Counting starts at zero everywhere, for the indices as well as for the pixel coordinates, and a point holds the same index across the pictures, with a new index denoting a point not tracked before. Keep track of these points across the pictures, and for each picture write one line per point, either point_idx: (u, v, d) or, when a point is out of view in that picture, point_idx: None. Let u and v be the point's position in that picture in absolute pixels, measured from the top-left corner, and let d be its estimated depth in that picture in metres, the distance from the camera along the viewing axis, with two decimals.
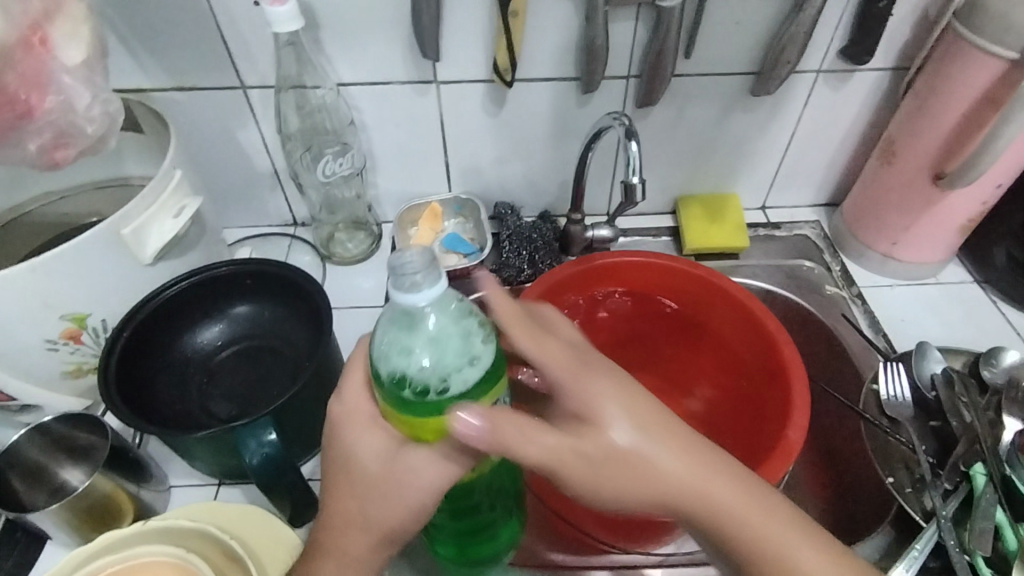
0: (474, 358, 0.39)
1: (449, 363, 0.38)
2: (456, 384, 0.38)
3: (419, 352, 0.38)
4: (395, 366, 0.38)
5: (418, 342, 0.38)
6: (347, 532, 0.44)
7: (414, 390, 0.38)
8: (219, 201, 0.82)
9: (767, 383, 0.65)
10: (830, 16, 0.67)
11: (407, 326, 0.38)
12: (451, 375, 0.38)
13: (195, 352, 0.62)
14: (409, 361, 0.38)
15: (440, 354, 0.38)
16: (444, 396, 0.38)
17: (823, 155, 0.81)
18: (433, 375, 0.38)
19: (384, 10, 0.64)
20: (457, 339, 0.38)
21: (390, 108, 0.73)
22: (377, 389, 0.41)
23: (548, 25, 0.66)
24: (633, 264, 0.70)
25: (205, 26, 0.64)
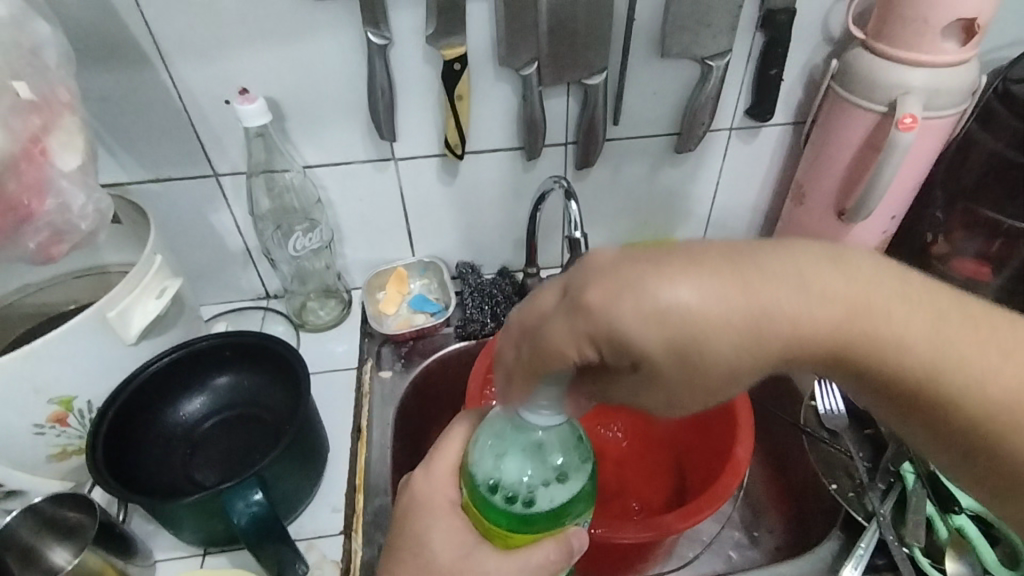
0: (562, 480, 0.46)
1: (541, 481, 0.45)
2: (542, 500, 0.45)
3: (519, 466, 0.45)
4: (494, 471, 0.46)
5: (520, 456, 0.45)
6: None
7: (506, 498, 0.45)
8: (194, 280, 0.86)
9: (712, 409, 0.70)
10: (732, 84, 0.77)
11: (513, 439, 0.46)
12: (540, 491, 0.45)
13: (179, 426, 0.65)
14: (508, 472, 0.45)
15: (536, 474, 0.45)
16: (531, 507, 0.45)
17: (747, 200, 0.91)
18: (527, 488, 0.45)
19: (344, 101, 0.72)
20: (552, 462, 0.46)
21: (352, 185, 0.80)
22: (466, 481, 0.48)
23: (491, 105, 0.75)
24: None
25: (179, 124, 0.70)
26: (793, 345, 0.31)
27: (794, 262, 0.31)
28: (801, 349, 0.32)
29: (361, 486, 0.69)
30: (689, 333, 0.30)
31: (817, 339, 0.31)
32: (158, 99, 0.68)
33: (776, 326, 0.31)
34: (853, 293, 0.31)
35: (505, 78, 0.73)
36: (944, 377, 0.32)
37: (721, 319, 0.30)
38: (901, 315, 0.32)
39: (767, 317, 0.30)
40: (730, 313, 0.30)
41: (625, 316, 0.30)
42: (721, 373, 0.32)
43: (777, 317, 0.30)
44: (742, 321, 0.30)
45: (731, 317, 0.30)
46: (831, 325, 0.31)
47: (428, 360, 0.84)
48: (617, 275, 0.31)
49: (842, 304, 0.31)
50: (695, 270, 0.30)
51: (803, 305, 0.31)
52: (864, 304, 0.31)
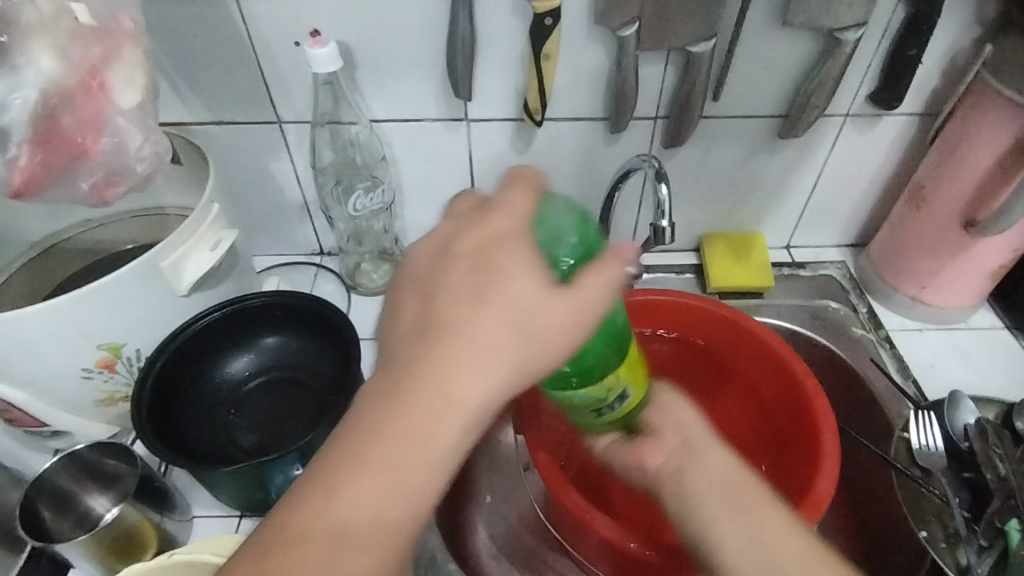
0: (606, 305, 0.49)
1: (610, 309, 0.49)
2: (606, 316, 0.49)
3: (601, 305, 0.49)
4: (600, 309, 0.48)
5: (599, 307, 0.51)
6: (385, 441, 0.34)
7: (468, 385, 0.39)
8: (249, 229, 0.83)
9: (793, 426, 0.65)
10: (856, 64, 0.68)
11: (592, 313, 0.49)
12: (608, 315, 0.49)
13: (224, 383, 0.62)
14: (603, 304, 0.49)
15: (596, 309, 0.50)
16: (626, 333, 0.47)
17: (849, 198, 0.81)
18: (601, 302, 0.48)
19: (420, 51, 0.66)
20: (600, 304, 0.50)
21: (419, 144, 0.75)
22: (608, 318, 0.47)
23: (579, 67, 0.68)
24: (667, 302, 0.71)
25: (246, 63, 0.66)
26: (699, 487, 0.42)
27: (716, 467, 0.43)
28: (725, 493, 0.41)
29: None
30: (692, 437, 0.44)
31: (715, 475, 0.42)
32: (225, 35, 0.64)
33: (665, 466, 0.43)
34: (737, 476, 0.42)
35: (598, 38, 0.65)
36: None
37: (705, 455, 0.43)
38: (785, 548, 0.39)
39: (699, 435, 0.44)
40: (713, 446, 0.44)
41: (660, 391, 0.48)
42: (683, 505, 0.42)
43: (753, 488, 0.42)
44: (745, 497, 0.41)
45: (707, 457, 0.43)
46: (736, 488, 0.42)
47: None
48: (663, 398, 0.47)
49: (802, 545, 0.40)
50: (688, 394, 0.48)
51: (714, 467, 0.42)
52: (740, 502, 0.41)
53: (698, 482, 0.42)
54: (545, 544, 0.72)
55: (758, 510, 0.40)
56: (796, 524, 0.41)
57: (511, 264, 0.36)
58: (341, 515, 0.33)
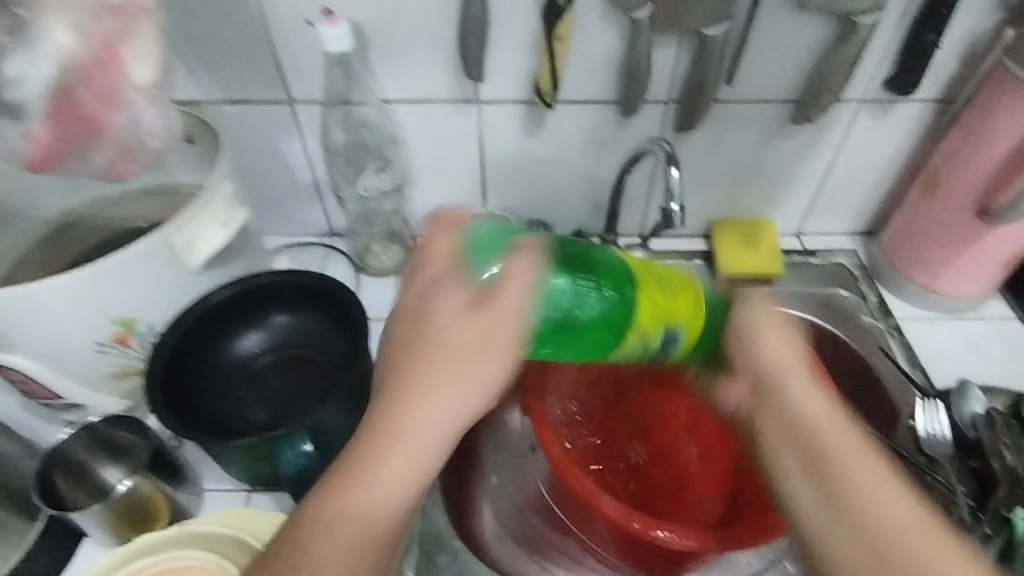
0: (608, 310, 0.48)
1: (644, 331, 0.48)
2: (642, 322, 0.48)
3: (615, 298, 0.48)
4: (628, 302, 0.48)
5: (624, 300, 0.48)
6: (356, 507, 0.40)
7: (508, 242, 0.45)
8: (259, 210, 0.83)
9: None
10: (874, 48, 0.67)
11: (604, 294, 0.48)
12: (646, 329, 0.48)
13: (235, 360, 0.62)
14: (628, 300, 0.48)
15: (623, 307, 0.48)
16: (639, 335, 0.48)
17: (863, 186, 0.80)
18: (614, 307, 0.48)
19: (432, 30, 0.66)
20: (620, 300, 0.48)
21: (430, 126, 0.75)
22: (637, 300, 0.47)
23: (591, 49, 0.67)
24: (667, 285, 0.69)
25: (258, 42, 0.66)
26: (797, 411, 0.45)
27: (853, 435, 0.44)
28: (808, 423, 0.44)
29: None
30: (769, 364, 0.47)
31: (800, 402, 0.45)
32: (237, 13, 0.64)
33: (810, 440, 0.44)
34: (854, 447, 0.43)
35: (612, 20, 0.65)
36: (871, 516, 0.41)
37: (828, 421, 0.44)
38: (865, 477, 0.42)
39: (820, 414, 0.45)
40: (819, 411, 0.45)
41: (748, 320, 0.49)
42: (803, 420, 0.45)
43: (861, 455, 0.43)
44: (844, 441, 0.43)
45: (780, 367, 0.47)
46: (849, 438, 0.44)
47: None
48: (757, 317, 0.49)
49: (886, 474, 0.42)
50: (790, 330, 0.48)
51: (841, 438, 0.44)
52: (860, 458, 0.43)
53: (801, 414, 0.45)
54: (550, 523, 0.73)
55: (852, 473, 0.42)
56: (891, 472, 0.43)
57: (512, 276, 0.42)
58: (364, 498, 0.40)
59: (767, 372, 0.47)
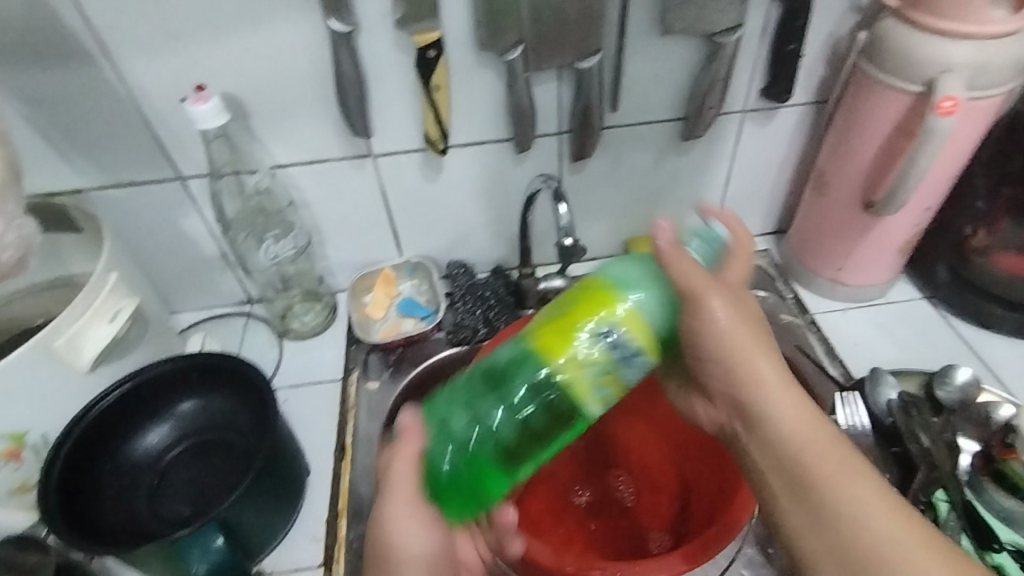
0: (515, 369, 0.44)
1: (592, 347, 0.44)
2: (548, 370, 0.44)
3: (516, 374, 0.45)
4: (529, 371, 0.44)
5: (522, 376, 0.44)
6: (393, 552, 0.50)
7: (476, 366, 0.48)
8: (170, 288, 0.81)
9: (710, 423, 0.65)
10: (743, 62, 0.69)
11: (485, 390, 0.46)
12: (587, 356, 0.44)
13: (143, 456, 0.61)
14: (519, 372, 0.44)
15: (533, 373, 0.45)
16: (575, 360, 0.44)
17: (764, 189, 0.83)
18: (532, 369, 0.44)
19: (310, 94, 0.66)
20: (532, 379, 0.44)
21: (329, 185, 0.74)
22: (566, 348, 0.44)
23: (473, 94, 0.68)
24: None
25: (135, 125, 0.65)
26: (784, 420, 0.44)
27: (829, 432, 0.43)
28: (790, 432, 0.43)
29: (343, 511, 0.65)
30: (741, 375, 0.46)
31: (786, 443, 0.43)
32: (107, 100, 0.63)
33: (779, 446, 0.44)
34: (819, 442, 0.42)
35: (487, 64, 0.66)
36: (857, 517, 0.39)
37: (796, 431, 0.43)
38: (837, 474, 0.41)
39: (800, 422, 0.44)
40: (798, 417, 0.44)
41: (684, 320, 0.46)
42: (785, 429, 0.44)
43: (836, 459, 0.42)
44: (805, 441, 0.43)
45: (733, 340, 0.46)
46: (809, 437, 0.43)
47: (419, 368, 0.78)
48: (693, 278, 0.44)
49: (874, 483, 0.40)
50: (726, 298, 0.46)
51: (803, 436, 0.43)
52: (819, 443, 0.42)
53: (783, 426, 0.44)
54: None
55: (832, 483, 0.41)
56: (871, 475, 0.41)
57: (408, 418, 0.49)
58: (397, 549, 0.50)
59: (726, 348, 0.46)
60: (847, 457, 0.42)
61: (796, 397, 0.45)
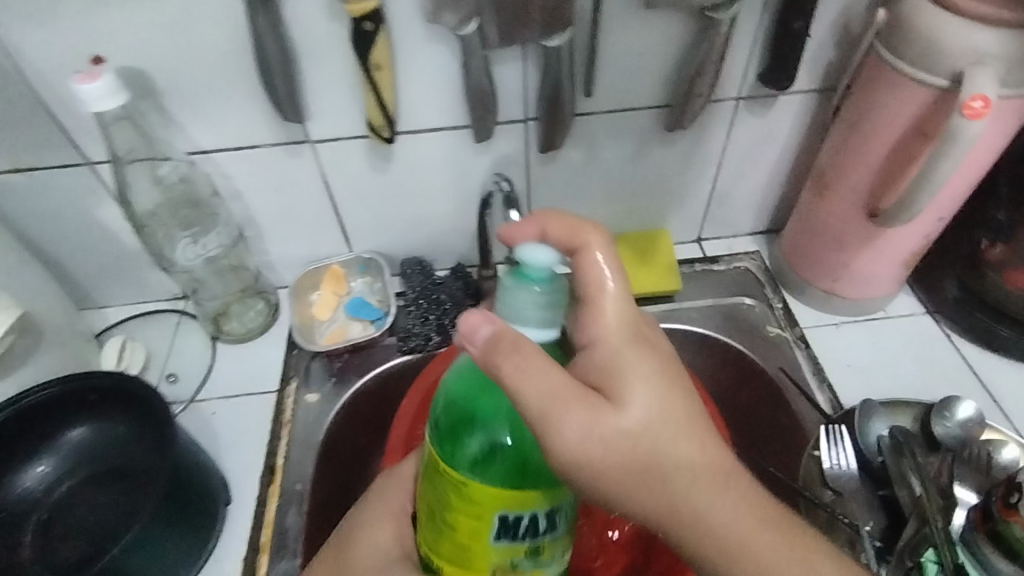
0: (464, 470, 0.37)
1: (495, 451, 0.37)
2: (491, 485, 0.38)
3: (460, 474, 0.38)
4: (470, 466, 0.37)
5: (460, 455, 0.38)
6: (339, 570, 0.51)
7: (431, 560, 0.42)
8: (92, 282, 0.73)
9: None
10: (739, 43, 0.59)
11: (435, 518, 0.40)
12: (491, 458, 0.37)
13: (27, 496, 0.54)
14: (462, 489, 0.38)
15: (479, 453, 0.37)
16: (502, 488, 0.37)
17: (757, 185, 0.74)
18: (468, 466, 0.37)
19: (231, 69, 0.56)
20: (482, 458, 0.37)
21: (262, 173, 0.65)
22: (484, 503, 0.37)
23: (424, 72, 0.58)
24: None
25: (26, 103, 0.56)
26: (722, 529, 0.35)
27: (763, 527, 0.36)
28: (729, 539, 0.35)
29: (265, 546, 0.59)
30: (662, 480, 0.36)
31: (682, 456, 0.36)
32: None
33: (713, 549, 0.36)
34: (757, 538, 0.36)
35: (439, 39, 0.56)
36: None
37: (734, 538, 0.36)
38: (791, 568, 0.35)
39: (737, 520, 0.36)
40: (730, 517, 0.36)
41: (567, 436, 0.34)
42: (710, 537, 0.36)
43: (785, 540, 0.36)
44: (736, 536, 0.35)
45: (656, 439, 0.36)
46: (735, 526, 0.36)
47: (367, 377, 0.71)
48: (543, 377, 0.34)
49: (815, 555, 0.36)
50: (640, 383, 0.36)
51: (729, 531, 0.36)
52: (757, 539, 0.36)
53: (713, 523, 0.36)
54: None
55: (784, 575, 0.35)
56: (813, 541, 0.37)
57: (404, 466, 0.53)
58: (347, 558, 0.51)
59: (629, 463, 0.35)
60: (797, 550, 0.36)
61: (716, 497, 0.36)
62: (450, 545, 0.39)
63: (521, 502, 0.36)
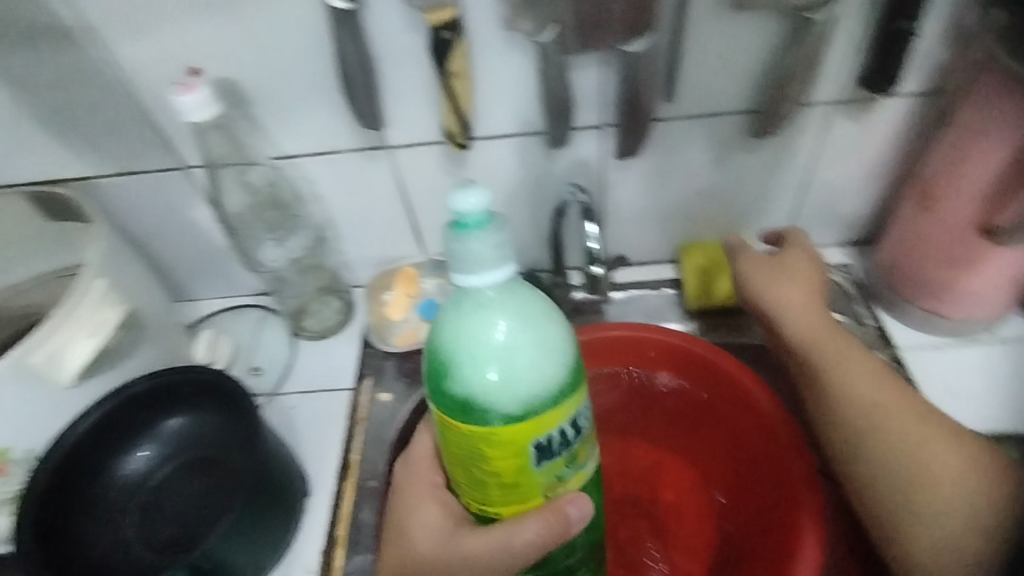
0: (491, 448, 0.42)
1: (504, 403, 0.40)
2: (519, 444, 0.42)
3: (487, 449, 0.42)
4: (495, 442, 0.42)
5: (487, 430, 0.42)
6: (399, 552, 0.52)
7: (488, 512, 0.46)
8: (186, 277, 0.78)
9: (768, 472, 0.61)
10: (837, 43, 0.55)
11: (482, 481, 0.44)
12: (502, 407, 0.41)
13: (127, 481, 0.58)
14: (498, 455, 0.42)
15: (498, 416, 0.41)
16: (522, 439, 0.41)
17: (850, 194, 0.69)
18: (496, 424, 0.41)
19: (315, 79, 0.58)
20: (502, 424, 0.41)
21: (341, 178, 0.67)
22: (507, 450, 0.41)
23: (501, 79, 0.58)
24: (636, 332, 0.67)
25: (132, 113, 0.60)
26: (867, 400, 0.55)
27: (887, 405, 0.55)
28: (867, 413, 0.55)
29: (341, 540, 0.62)
30: (834, 364, 0.57)
31: (869, 389, 0.55)
32: (98, 84, 0.57)
33: (871, 431, 0.54)
34: (894, 406, 0.54)
35: (516, 46, 0.55)
36: (925, 466, 0.52)
37: (869, 418, 0.55)
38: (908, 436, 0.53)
39: (886, 403, 0.55)
40: (871, 398, 0.55)
41: (797, 325, 0.58)
42: (861, 414, 0.55)
43: (901, 410, 0.54)
44: (882, 404, 0.55)
45: (834, 366, 0.56)
46: (894, 405, 0.55)
47: None
48: (784, 295, 0.59)
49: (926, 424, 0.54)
50: (810, 296, 0.59)
51: (873, 405, 0.55)
52: (888, 420, 0.54)
53: (872, 404, 0.55)
54: None
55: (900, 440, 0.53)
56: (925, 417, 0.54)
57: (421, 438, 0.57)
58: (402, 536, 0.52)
59: (822, 350, 0.57)
60: (913, 423, 0.54)
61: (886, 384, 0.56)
62: (501, 490, 0.43)
63: (545, 425, 0.40)
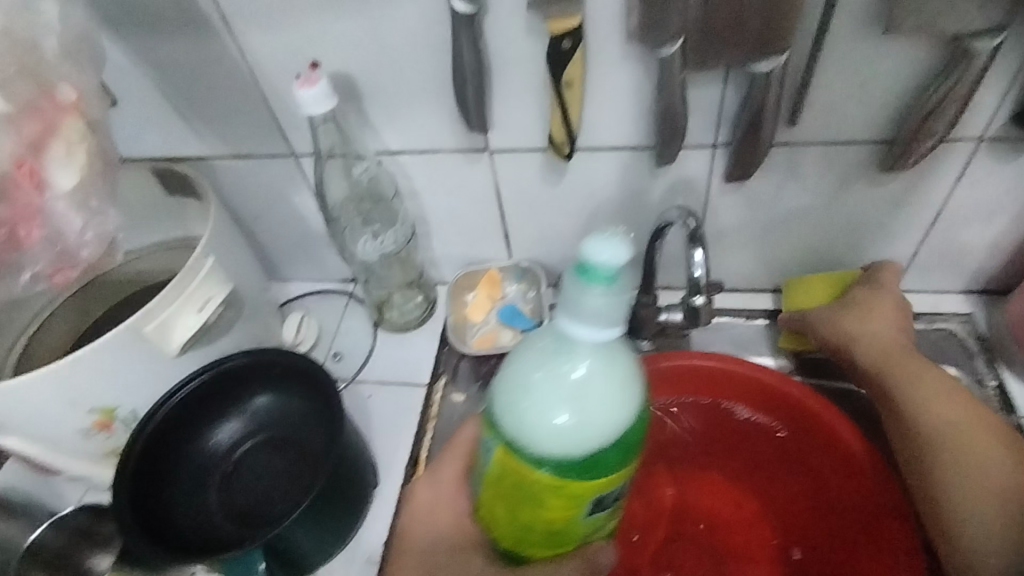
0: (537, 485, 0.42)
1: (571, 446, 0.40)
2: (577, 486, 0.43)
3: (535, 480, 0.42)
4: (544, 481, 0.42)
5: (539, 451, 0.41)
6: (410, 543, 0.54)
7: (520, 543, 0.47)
8: (282, 258, 0.81)
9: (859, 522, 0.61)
10: (994, 75, 0.50)
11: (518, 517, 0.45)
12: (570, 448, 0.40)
13: (213, 449, 0.61)
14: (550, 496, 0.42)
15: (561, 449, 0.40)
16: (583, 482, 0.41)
17: (984, 240, 0.63)
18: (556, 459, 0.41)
19: (427, 79, 0.58)
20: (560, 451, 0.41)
21: (440, 177, 0.67)
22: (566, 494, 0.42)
23: (614, 90, 0.56)
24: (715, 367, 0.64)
25: (253, 99, 0.62)
26: (934, 416, 0.55)
27: (954, 415, 0.55)
28: (927, 425, 0.55)
29: None
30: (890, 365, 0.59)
31: (938, 408, 0.55)
32: (225, 71, 0.60)
33: (928, 441, 0.54)
34: (964, 419, 0.54)
35: (634, 58, 0.53)
36: (984, 477, 0.51)
37: (933, 429, 0.55)
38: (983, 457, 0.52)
39: (958, 421, 0.54)
40: (943, 416, 0.55)
41: (859, 335, 0.61)
42: (928, 421, 0.55)
43: (972, 424, 0.54)
44: (950, 418, 0.54)
45: (898, 372, 0.58)
46: (959, 421, 0.54)
47: None
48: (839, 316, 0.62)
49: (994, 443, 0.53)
50: (881, 314, 0.61)
51: (934, 419, 0.55)
52: (957, 435, 0.54)
53: (936, 415, 0.55)
54: None
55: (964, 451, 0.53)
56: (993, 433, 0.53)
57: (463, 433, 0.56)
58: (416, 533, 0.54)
59: (885, 361, 0.59)
60: (981, 440, 0.53)
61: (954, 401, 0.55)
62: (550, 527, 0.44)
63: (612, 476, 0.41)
